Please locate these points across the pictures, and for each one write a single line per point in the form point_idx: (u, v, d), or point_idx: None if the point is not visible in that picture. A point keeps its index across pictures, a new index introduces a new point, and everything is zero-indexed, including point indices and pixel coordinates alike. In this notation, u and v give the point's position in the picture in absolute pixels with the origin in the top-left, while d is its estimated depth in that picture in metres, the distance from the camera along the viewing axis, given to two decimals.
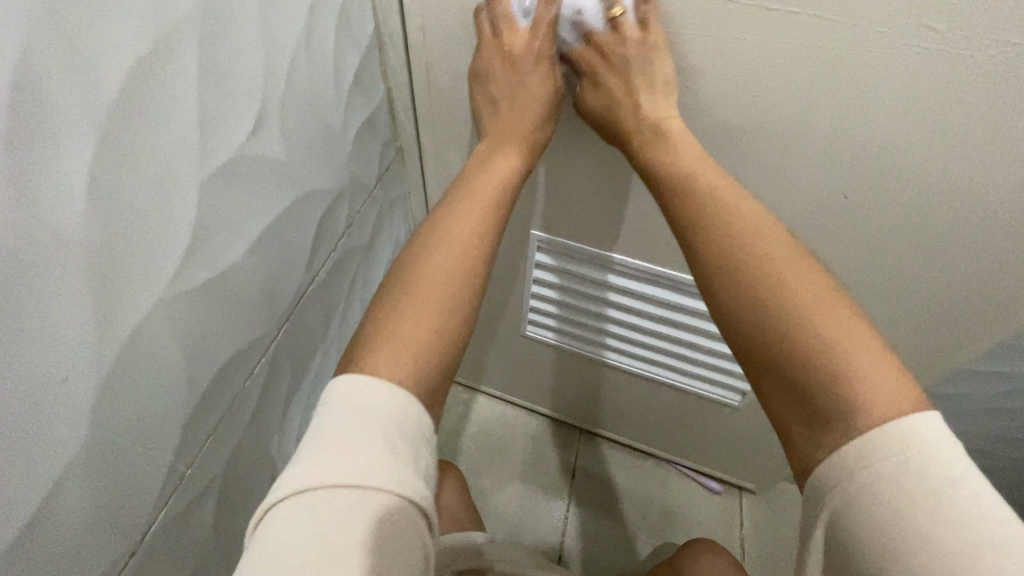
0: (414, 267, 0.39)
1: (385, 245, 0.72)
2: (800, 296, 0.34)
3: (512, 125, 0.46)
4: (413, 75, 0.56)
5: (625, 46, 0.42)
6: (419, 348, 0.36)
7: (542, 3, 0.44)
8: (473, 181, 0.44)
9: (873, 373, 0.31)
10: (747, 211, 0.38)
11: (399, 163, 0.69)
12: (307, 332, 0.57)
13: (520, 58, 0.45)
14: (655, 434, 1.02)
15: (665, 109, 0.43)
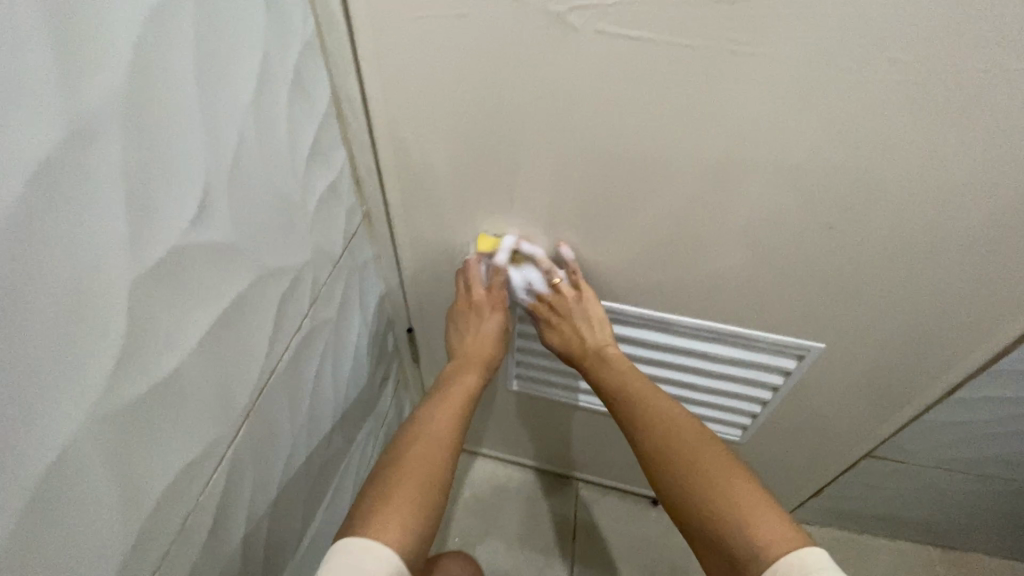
0: (406, 450, 0.52)
1: (355, 311, 0.68)
2: (704, 462, 0.51)
3: (477, 352, 0.64)
4: (376, 133, 0.55)
5: (564, 304, 0.63)
6: (415, 509, 0.47)
7: (494, 275, 0.63)
8: (448, 390, 0.60)
9: (762, 518, 0.46)
10: (658, 406, 0.57)
11: (366, 230, 0.65)
12: (271, 427, 0.50)
13: (481, 307, 0.64)
14: (645, 475, 0.99)
15: (600, 337, 0.64)
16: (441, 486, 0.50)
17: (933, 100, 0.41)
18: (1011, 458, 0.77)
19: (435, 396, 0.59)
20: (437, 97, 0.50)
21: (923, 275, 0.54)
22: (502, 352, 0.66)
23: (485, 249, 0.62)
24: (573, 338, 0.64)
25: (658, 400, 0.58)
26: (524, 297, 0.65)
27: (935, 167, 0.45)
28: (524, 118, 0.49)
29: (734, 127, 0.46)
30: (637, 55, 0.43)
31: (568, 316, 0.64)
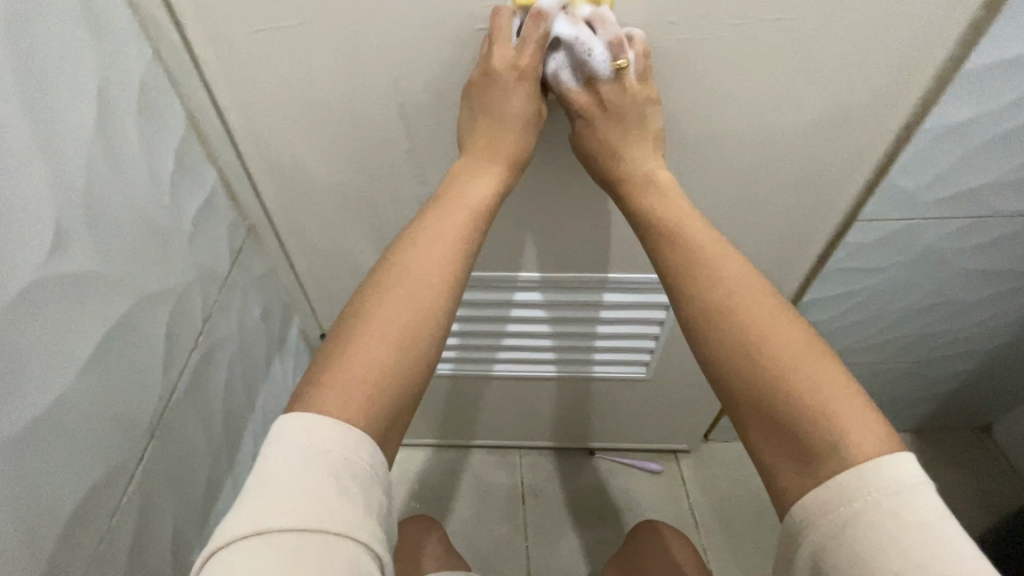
0: (374, 305, 0.44)
1: (263, 326, 0.70)
2: (768, 320, 0.43)
3: (495, 148, 0.52)
4: (242, 146, 0.59)
5: (621, 99, 0.51)
6: (387, 369, 0.42)
7: (531, 28, 0.48)
8: (448, 202, 0.49)
9: (848, 408, 0.39)
10: (708, 244, 0.48)
11: (254, 242, 0.67)
12: (184, 446, 0.52)
13: (503, 78, 0.49)
14: (582, 431, 1.08)
15: (645, 159, 0.53)
16: (415, 343, 0.43)
17: (696, 53, 0.51)
18: (862, 345, 0.90)
19: (431, 215, 0.49)
20: (298, 96, 0.54)
21: (738, 203, 0.64)
22: (529, 146, 0.53)
23: (525, 1, 0.48)
24: (615, 148, 0.53)
25: (707, 240, 0.48)
26: (568, 81, 0.51)
27: (716, 107, 0.55)
28: (385, 103, 0.55)
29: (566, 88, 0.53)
30: (468, 31, 0.49)
31: (625, 115, 0.51)
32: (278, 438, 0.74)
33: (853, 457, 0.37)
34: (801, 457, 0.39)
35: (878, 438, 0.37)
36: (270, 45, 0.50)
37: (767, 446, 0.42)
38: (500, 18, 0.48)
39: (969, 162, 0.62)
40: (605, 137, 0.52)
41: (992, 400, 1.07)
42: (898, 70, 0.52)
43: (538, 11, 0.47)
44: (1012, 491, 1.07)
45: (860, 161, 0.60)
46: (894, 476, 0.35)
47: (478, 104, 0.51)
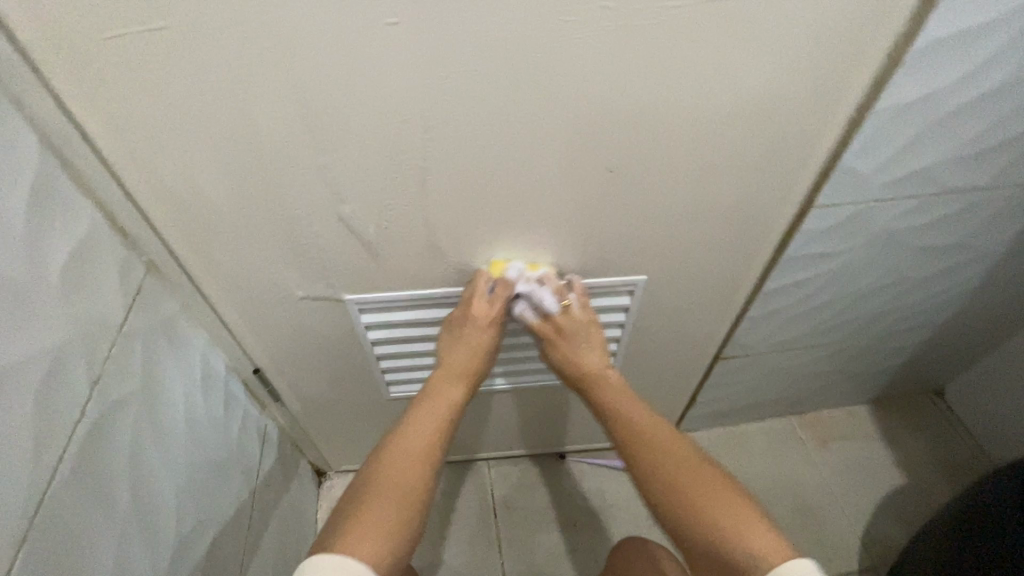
0: (380, 472, 0.52)
1: (179, 372, 0.61)
2: (677, 471, 0.54)
3: (467, 365, 0.63)
4: (123, 170, 0.50)
5: (572, 324, 0.65)
6: (390, 531, 0.48)
7: (499, 289, 0.63)
8: (431, 407, 0.59)
9: (757, 534, 0.47)
10: (631, 415, 0.60)
11: (156, 278, 0.59)
12: (74, 536, 0.44)
13: (477, 319, 0.64)
14: (550, 435, 1.05)
15: (598, 361, 0.65)
16: (416, 513, 0.50)
17: (633, 45, 0.46)
18: (822, 327, 0.89)
19: (423, 405, 0.60)
20: (182, 106, 0.46)
21: (689, 201, 0.60)
22: (489, 364, 0.66)
23: (497, 271, 0.64)
24: (572, 357, 0.66)
25: (635, 412, 0.61)
26: (529, 316, 0.65)
27: (659, 103, 0.50)
28: (288, 114, 0.48)
29: (493, 83, 0.47)
30: (372, 23, 0.42)
31: (574, 336, 0.66)
32: (215, 491, 0.66)
33: (765, 570, 0.45)
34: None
35: (783, 552, 0.45)
36: (137, 51, 0.42)
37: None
38: (480, 280, 0.63)
39: (921, 141, 0.60)
40: (567, 356, 0.66)
41: (944, 367, 1.09)
42: (850, 50, 0.48)
43: (505, 277, 0.63)
44: (966, 452, 1.10)
45: (812, 150, 0.57)
46: None
47: (453, 331, 0.66)
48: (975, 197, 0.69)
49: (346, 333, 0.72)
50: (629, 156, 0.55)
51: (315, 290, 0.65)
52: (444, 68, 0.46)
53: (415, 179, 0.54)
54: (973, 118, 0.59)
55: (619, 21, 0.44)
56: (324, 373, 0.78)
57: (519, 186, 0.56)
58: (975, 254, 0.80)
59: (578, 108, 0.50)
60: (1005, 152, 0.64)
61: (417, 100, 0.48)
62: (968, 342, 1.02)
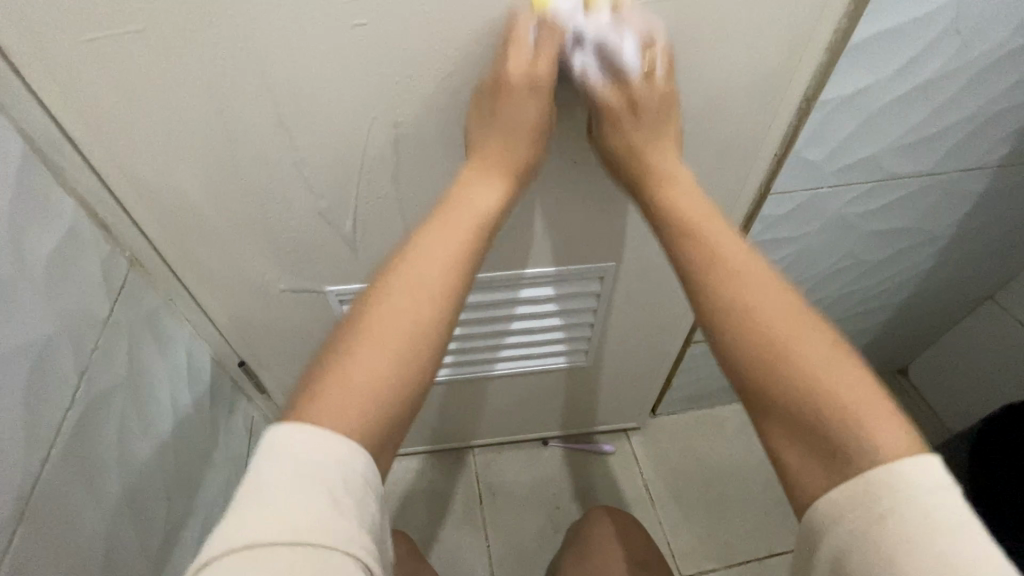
0: (376, 315, 0.42)
1: (164, 365, 0.63)
2: (774, 321, 0.41)
3: (498, 159, 0.50)
4: (104, 170, 0.52)
5: (646, 98, 0.50)
6: (379, 386, 0.39)
7: (546, 35, 0.47)
8: (441, 226, 0.46)
9: (874, 412, 0.36)
10: (734, 254, 0.45)
11: (139, 274, 0.61)
12: (65, 521, 0.46)
13: (517, 91, 0.47)
14: (533, 421, 1.09)
15: (665, 158, 0.51)
16: (411, 360, 0.41)
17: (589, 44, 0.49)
18: None
19: (438, 220, 0.47)
20: (161, 107, 0.48)
21: None
22: (534, 154, 0.51)
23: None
24: (635, 150, 0.52)
25: (718, 233, 0.47)
26: (593, 79, 0.49)
27: None
28: (262, 113, 0.50)
29: (459, 80, 0.50)
30: (340, 25, 0.45)
31: (648, 114, 0.51)
32: (203, 481, 0.68)
33: (879, 461, 0.35)
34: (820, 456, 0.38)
35: (902, 442, 0.35)
36: (113, 55, 0.44)
37: (787, 451, 0.39)
38: (519, 22, 0.46)
39: (867, 128, 0.64)
40: (628, 137, 0.51)
41: (905, 346, 1.14)
42: (792, 46, 0.52)
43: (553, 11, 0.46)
44: (927, 427, 1.16)
45: (764, 141, 0.61)
46: (924, 483, 0.33)
47: (490, 117, 0.50)
48: (922, 182, 0.74)
49: (328, 326, 0.74)
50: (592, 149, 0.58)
51: (295, 283, 0.67)
52: (412, 67, 0.48)
53: (389, 173, 0.57)
54: (912, 109, 0.63)
55: (575, 23, 0.47)
56: (308, 365, 0.81)
57: None
58: (925, 237, 0.85)
59: None
60: (945, 140, 0.68)
61: (386, 97, 0.50)
62: (927, 321, 1.07)
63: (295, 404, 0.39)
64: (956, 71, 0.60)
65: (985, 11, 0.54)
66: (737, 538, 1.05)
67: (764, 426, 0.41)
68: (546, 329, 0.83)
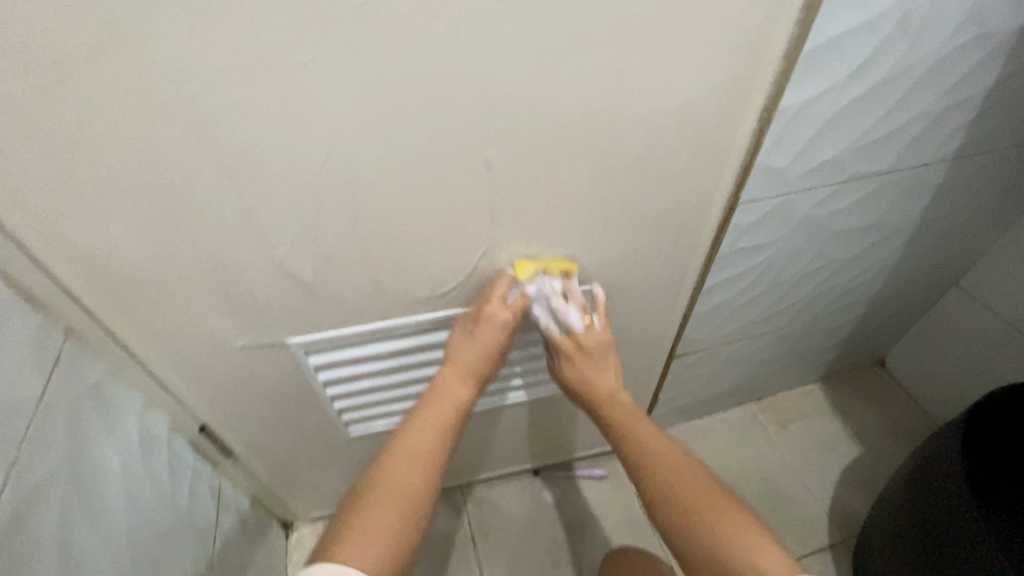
0: (386, 481, 0.52)
1: (114, 443, 0.58)
2: (686, 491, 0.55)
3: (479, 361, 0.63)
4: (27, 235, 0.47)
5: (591, 343, 0.65)
6: (390, 538, 0.49)
7: (519, 295, 0.64)
8: (432, 411, 0.59)
9: (769, 557, 0.48)
10: (649, 440, 0.61)
11: (77, 346, 0.55)
12: None
13: (495, 318, 0.63)
14: (520, 452, 1.05)
15: (612, 383, 0.66)
16: (413, 522, 0.50)
17: (547, 72, 0.47)
18: (764, 316, 0.94)
19: (432, 408, 0.59)
20: (88, 165, 0.44)
21: (621, 211, 0.62)
22: (500, 363, 0.66)
23: (522, 275, 0.63)
24: (581, 378, 0.67)
25: (641, 427, 0.63)
26: (553, 331, 0.66)
27: (579, 123, 0.52)
28: (204, 166, 0.47)
29: (414, 118, 0.48)
30: (277, 60, 0.41)
31: (593, 355, 0.66)
32: (166, 566, 0.62)
33: None
34: None
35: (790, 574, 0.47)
36: (23, 111, 0.40)
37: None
38: (502, 283, 0.63)
39: (825, 135, 0.64)
40: (576, 370, 0.67)
41: (879, 338, 1.16)
42: (750, 58, 0.51)
43: (526, 283, 0.63)
44: (911, 416, 1.17)
45: (728, 155, 0.60)
46: None
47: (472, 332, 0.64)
48: (880, 181, 0.75)
49: (296, 379, 0.70)
50: (557, 175, 0.56)
51: (256, 339, 0.63)
52: (362, 101, 0.45)
53: (348, 219, 0.54)
54: (867, 112, 0.64)
55: (530, 49, 0.45)
56: (277, 422, 0.75)
57: (454, 214, 0.57)
58: (889, 233, 0.86)
59: (503, 135, 0.51)
60: (899, 140, 0.69)
61: (337, 141, 0.47)
62: (898, 312, 1.09)
63: (324, 552, 0.47)
64: (905, 74, 0.61)
65: (929, 10, 0.55)
66: None
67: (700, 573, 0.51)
68: (528, 357, 0.80)
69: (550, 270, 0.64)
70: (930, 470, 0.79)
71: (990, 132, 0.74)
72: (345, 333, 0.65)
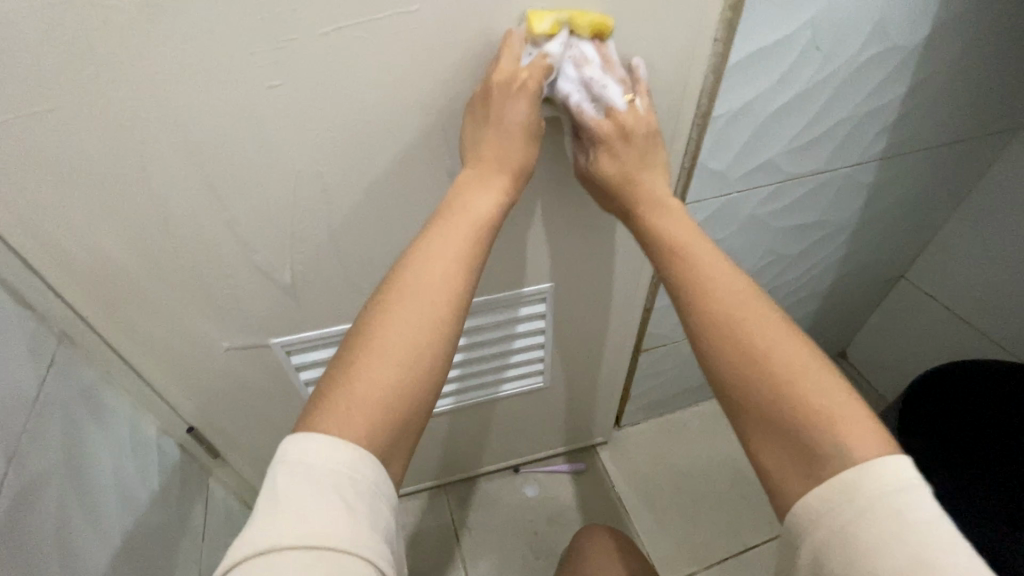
0: (379, 326, 0.44)
1: (105, 440, 0.61)
2: (754, 333, 0.45)
3: (501, 157, 0.51)
4: (25, 246, 0.52)
5: (633, 128, 0.54)
6: (385, 395, 0.42)
7: (538, 59, 0.50)
8: (439, 229, 0.48)
9: (851, 422, 0.40)
10: (721, 273, 0.48)
11: (70, 349, 0.59)
12: None
13: (508, 103, 0.50)
14: (500, 449, 1.09)
15: (653, 186, 0.55)
16: (411, 374, 0.43)
17: None
18: None
19: (437, 226, 0.48)
20: (82, 180, 0.49)
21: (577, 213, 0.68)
22: (532, 154, 0.53)
23: (536, 30, 0.49)
24: (627, 177, 0.55)
25: (704, 250, 0.50)
26: (591, 113, 0.53)
27: None
28: (189, 179, 0.51)
29: (378, 131, 0.53)
30: (253, 85, 0.47)
31: (636, 141, 0.54)
32: (156, 558, 0.65)
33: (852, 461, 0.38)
34: (796, 450, 0.41)
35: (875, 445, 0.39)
36: (24, 134, 0.45)
37: (766, 445, 0.43)
38: (513, 41, 0.49)
39: (758, 138, 0.71)
40: (620, 161, 0.55)
41: (838, 331, 1.22)
42: (679, 74, 0.57)
43: (544, 42, 0.49)
44: (872, 404, 1.23)
45: (670, 159, 0.66)
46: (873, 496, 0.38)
47: (485, 120, 0.51)
48: (817, 181, 0.81)
49: (279, 379, 0.74)
50: None
51: (240, 340, 0.67)
52: (330, 118, 0.51)
53: (323, 225, 0.59)
54: (795, 117, 0.70)
55: (479, 68, 0.51)
56: (262, 421, 0.79)
57: (421, 219, 0.62)
58: (832, 229, 0.93)
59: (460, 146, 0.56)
60: (829, 142, 0.76)
61: (309, 153, 0.53)
62: (853, 304, 1.15)
63: (309, 414, 0.41)
64: (825, 82, 0.68)
65: (836, 29, 0.62)
66: (712, 535, 1.08)
67: (768, 423, 0.42)
68: (500, 353, 0.85)
69: (574, 28, 0.50)
70: None
71: (913, 133, 0.81)
72: (325, 333, 0.70)
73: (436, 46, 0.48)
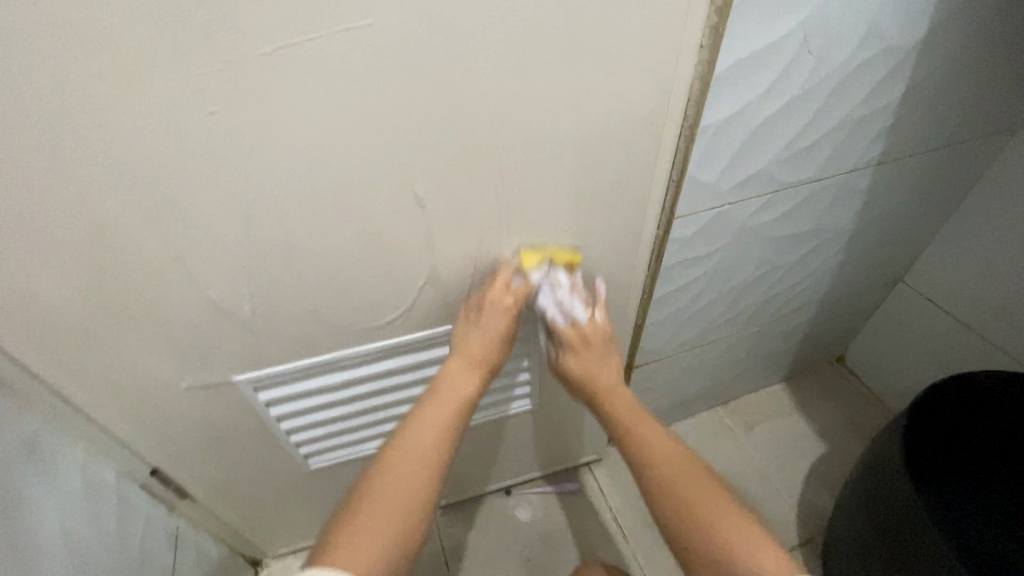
0: (383, 480, 0.52)
1: (43, 498, 0.56)
2: (683, 485, 0.55)
3: (484, 356, 0.65)
4: None
5: (592, 334, 0.69)
6: (389, 538, 0.49)
7: (523, 283, 0.64)
8: (432, 407, 0.60)
9: (763, 559, 0.49)
10: (655, 437, 0.60)
11: (7, 398, 0.54)
12: None
13: (496, 308, 0.64)
14: (489, 471, 1.05)
15: (610, 379, 0.68)
16: (410, 525, 0.51)
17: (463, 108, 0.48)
18: (716, 322, 0.96)
19: (429, 407, 0.60)
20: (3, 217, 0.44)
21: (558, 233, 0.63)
22: (505, 352, 0.67)
23: (529, 265, 0.63)
24: (586, 371, 0.69)
25: (642, 419, 0.63)
26: (559, 324, 0.68)
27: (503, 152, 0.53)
28: (125, 212, 0.47)
29: (336, 155, 0.48)
30: (190, 111, 0.42)
31: (594, 347, 0.69)
32: None
33: None
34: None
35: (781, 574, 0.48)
36: None
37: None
38: (506, 270, 0.64)
39: (749, 148, 0.67)
40: (580, 363, 0.69)
41: (835, 336, 1.19)
42: (665, 84, 0.52)
43: (532, 274, 0.64)
44: (870, 410, 1.20)
45: (657, 174, 0.62)
46: None
47: (475, 318, 0.65)
48: (811, 188, 0.78)
49: (245, 415, 0.69)
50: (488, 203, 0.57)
51: (200, 378, 0.62)
52: (281, 144, 0.46)
53: (280, 254, 0.54)
54: (788, 124, 0.66)
55: (443, 87, 0.46)
56: (231, 459, 0.74)
57: (389, 244, 0.57)
58: (827, 236, 0.89)
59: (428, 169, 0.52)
60: (823, 149, 0.72)
61: (261, 181, 0.48)
62: (850, 310, 1.12)
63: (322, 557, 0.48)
64: (818, 88, 0.64)
65: (831, 31, 0.58)
66: None
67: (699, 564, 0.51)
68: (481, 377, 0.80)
69: (559, 261, 0.64)
70: (879, 470, 0.81)
71: (910, 136, 0.77)
72: (291, 366, 0.65)
73: (393, 65, 0.43)
